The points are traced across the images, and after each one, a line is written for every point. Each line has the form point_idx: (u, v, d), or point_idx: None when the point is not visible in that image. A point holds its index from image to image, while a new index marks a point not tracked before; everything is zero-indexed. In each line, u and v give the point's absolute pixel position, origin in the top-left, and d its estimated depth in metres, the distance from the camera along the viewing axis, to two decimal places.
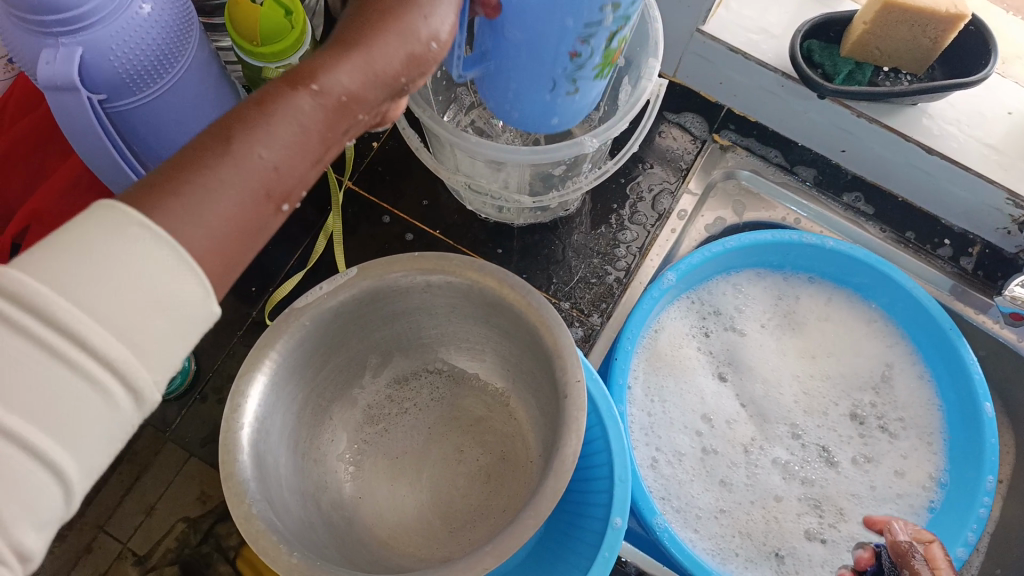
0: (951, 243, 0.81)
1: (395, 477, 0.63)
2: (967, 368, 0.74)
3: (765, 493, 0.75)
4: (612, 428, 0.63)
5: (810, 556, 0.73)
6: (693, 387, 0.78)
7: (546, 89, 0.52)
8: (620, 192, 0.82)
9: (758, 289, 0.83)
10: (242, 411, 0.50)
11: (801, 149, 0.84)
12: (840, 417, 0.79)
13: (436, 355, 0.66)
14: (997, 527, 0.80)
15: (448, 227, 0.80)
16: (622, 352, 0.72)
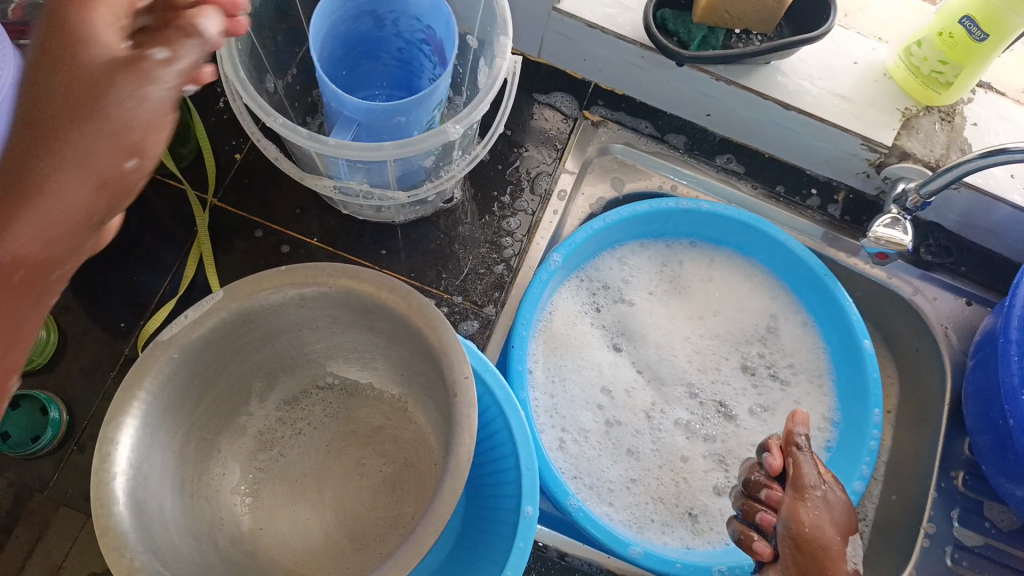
0: (818, 192, 0.85)
1: (296, 501, 0.62)
2: (844, 309, 0.77)
3: (673, 457, 0.77)
4: (513, 417, 0.62)
5: (723, 512, 0.75)
6: (591, 363, 0.79)
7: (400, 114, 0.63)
8: (499, 178, 0.81)
9: (644, 259, 0.84)
10: (113, 460, 0.47)
11: (668, 117, 0.85)
12: (735, 372, 0.81)
13: (324, 370, 0.64)
14: (890, 456, 0.85)
15: (327, 234, 0.77)
16: (517, 338, 0.72)
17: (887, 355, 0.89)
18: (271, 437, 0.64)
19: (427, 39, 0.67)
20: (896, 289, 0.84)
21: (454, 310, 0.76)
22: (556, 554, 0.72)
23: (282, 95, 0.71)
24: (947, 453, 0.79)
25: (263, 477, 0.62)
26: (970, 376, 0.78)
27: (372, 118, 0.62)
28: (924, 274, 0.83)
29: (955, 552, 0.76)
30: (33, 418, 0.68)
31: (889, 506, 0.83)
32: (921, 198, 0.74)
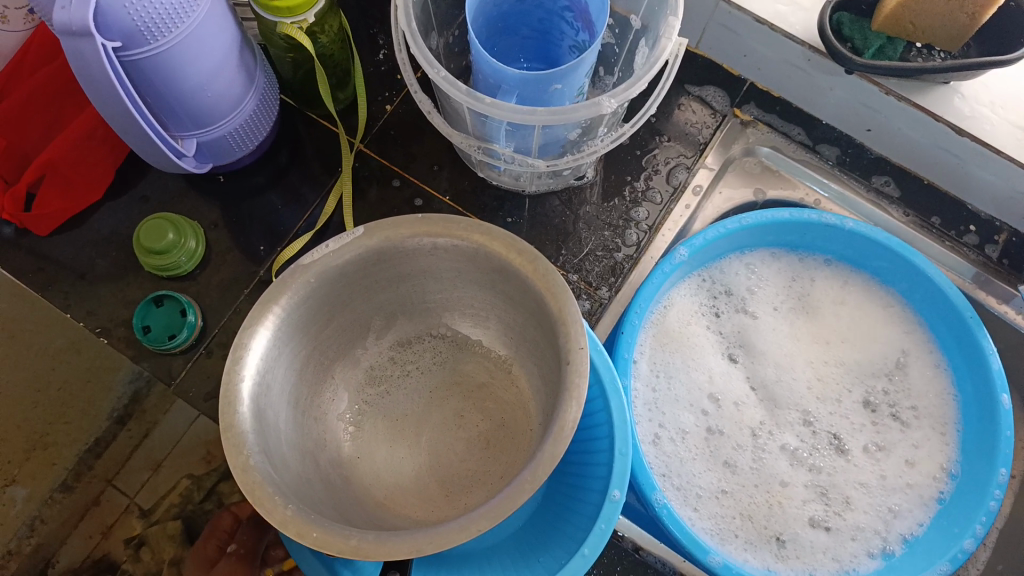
0: (977, 230, 0.79)
1: (394, 442, 0.64)
2: (986, 358, 0.72)
3: (770, 478, 0.74)
4: (614, 402, 0.61)
5: (812, 543, 0.72)
6: (701, 366, 0.77)
7: (546, 82, 0.63)
8: (636, 164, 0.81)
9: (773, 269, 0.81)
10: (243, 365, 0.50)
11: (824, 127, 0.82)
12: (851, 403, 0.77)
13: (442, 320, 0.66)
14: (1008, 523, 0.79)
15: (460, 194, 0.79)
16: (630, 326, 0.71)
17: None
18: (380, 375, 0.66)
19: (571, 6, 0.67)
20: None
21: (568, 288, 0.77)
22: (631, 546, 0.72)
23: (441, 52, 0.72)
24: None
25: (367, 411, 0.64)
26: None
27: (527, 88, 0.64)
28: None
29: None
30: (172, 318, 0.73)
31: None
32: None
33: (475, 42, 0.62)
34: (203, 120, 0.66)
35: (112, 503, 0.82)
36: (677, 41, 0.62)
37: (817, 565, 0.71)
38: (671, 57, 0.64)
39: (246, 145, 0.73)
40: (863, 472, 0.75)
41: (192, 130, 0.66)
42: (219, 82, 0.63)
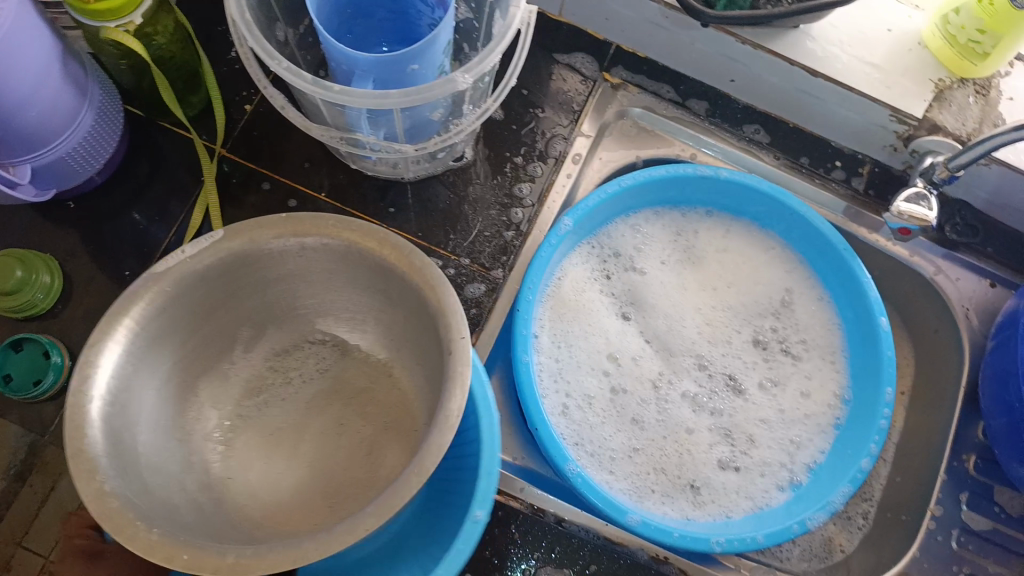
0: (842, 165, 0.83)
1: (270, 453, 0.62)
2: (862, 286, 0.75)
3: (675, 428, 0.76)
4: (477, 375, 0.63)
5: (724, 485, 0.75)
6: (599, 330, 0.78)
7: (403, 64, 0.61)
8: (514, 139, 0.80)
9: (657, 226, 0.83)
10: (92, 383, 0.48)
11: (690, 81, 0.84)
12: (746, 347, 0.80)
13: (316, 327, 0.64)
14: (902, 437, 0.84)
15: (336, 188, 0.77)
16: (524, 303, 0.71)
17: (903, 335, 0.87)
18: (254, 391, 0.63)
19: None
20: (917, 268, 0.82)
21: (461, 272, 0.76)
22: (555, 519, 0.71)
23: (293, 46, 0.69)
24: (960, 437, 0.79)
25: (240, 422, 0.62)
26: (988, 358, 0.77)
27: (382, 70, 0.62)
28: (947, 253, 0.81)
29: (961, 534, 0.77)
30: (35, 362, 0.68)
31: (894, 487, 0.82)
32: (949, 172, 0.72)
33: (322, 31, 0.60)
34: (34, 142, 0.61)
35: (25, 568, 0.68)
36: (525, 9, 0.61)
37: (731, 505, 0.74)
38: (523, 24, 0.64)
39: (89, 165, 0.69)
40: (764, 410, 0.78)
41: (25, 155, 0.62)
42: (43, 99, 0.59)
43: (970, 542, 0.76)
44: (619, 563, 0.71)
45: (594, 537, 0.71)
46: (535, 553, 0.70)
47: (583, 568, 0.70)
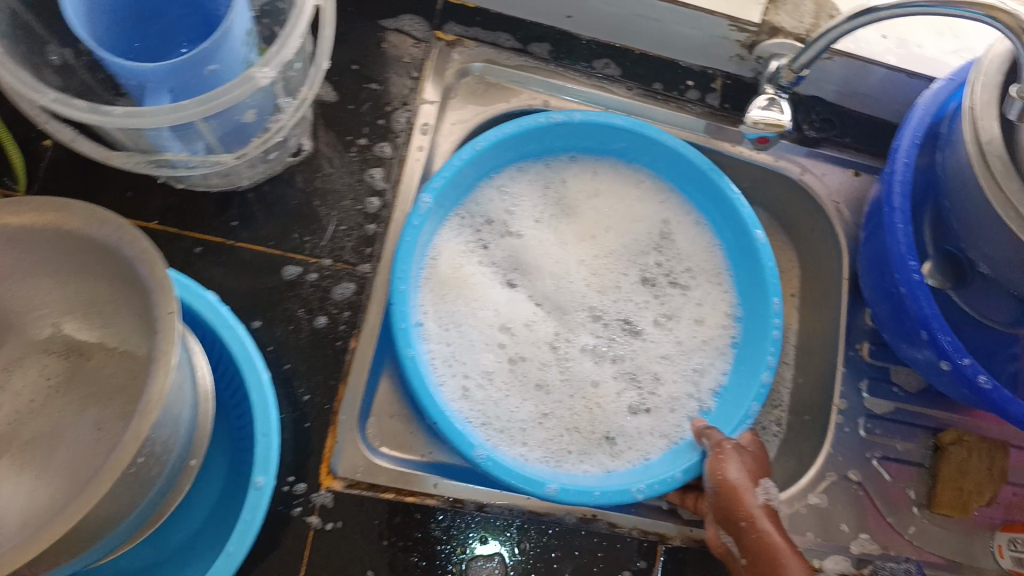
0: (695, 84, 0.81)
1: (15, 473, 0.58)
2: (735, 203, 0.74)
3: (582, 384, 0.75)
4: (251, 375, 0.61)
5: (638, 429, 0.74)
6: (485, 304, 0.75)
7: (195, 66, 0.56)
8: (354, 119, 0.75)
9: (524, 183, 0.79)
10: None
11: (529, 25, 0.79)
12: (635, 287, 0.78)
13: (61, 331, 0.61)
14: (800, 339, 0.85)
15: (166, 213, 0.71)
16: (397, 296, 0.67)
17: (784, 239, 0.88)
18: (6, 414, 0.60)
19: None
20: (784, 171, 0.82)
21: (324, 274, 0.72)
22: (475, 506, 0.70)
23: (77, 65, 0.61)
24: (851, 327, 0.80)
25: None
26: (864, 247, 0.76)
27: (177, 75, 0.56)
28: (810, 151, 0.81)
29: (868, 421, 0.79)
30: None
31: (799, 388, 0.83)
32: (795, 73, 0.71)
33: (95, 47, 0.54)
34: None
35: None
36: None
37: (648, 447, 0.73)
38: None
39: None
40: (664, 345, 0.77)
41: None
42: None
43: (878, 427, 0.78)
44: (548, 532, 0.71)
45: (517, 514, 0.71)
46: (465, 545, 0.69)
47: (514, 548, 0.70)
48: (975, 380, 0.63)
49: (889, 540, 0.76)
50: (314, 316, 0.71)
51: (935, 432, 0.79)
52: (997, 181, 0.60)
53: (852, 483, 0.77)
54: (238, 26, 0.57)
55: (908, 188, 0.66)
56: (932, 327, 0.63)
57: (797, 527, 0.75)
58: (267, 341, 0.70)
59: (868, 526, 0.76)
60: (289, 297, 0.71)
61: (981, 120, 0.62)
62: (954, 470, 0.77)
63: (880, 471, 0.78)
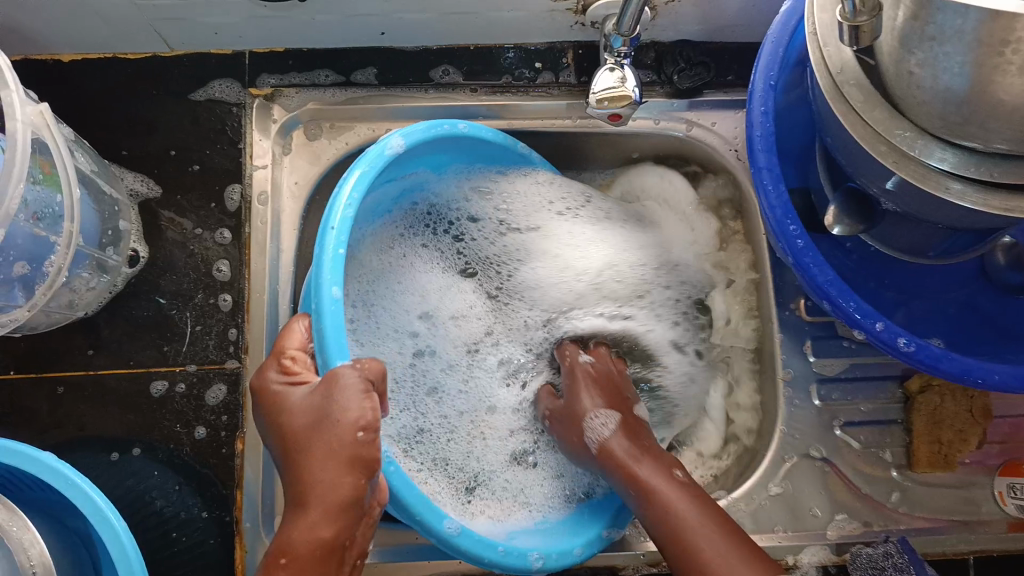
0: (545, 65, 0.73)
1: None
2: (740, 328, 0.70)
3: (474, 405, 0.68)
4: (106, 531, 0.56)
5: (511, 484, 0.66)
6: (416, 287, 0.69)
7: None
8: (186, 209, 0.70)
9: (526, 187, 0.71)
10: None
11: (347, 54, 0.72)
12: (593, 321, 0.71)
13: None
14: None
15: (17, 360, 0.67)
16: (328, 230, 0.51)
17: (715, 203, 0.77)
18: None
19: None
20: (669, 131, 0.73)
21: (192, 382, 0.68)
22: None
23: None
24: (780, 285, 0.71)
25: None
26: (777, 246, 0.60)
27: None
28: (691, 102, 0.72)
29: (821, 387, 0.70)
30: None
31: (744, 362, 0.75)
32: (627, 36, 0.61)
33: None
34: None
35: None
36: (25, 113, 0.51)
37: (514, 508, 0.64)
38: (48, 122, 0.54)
39: None
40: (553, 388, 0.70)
41: None
42: None
43: (833, 391, 0.70)
44: None
45: None
46: None
47: None
48: (896, 343, 0.55)
49: (870, 514, 0.68)
50: (192, 428, 0.67)
51: (900, 381, 0.70)
52: (857, 114, 0.52)
53: (816, 460, 0.69)
54: None
55: (770, 141, 0.57)
56: (831, 295, 0.55)
57: (762, 524, 0.67)
58: (153, 465, 0.67)
59: (843, 505, 0.68)
60: (162, 413, 0.67)
61: (827, 47, 0.53)
62: (929, 421, 0.68)
63: (845, 439, 0.69)
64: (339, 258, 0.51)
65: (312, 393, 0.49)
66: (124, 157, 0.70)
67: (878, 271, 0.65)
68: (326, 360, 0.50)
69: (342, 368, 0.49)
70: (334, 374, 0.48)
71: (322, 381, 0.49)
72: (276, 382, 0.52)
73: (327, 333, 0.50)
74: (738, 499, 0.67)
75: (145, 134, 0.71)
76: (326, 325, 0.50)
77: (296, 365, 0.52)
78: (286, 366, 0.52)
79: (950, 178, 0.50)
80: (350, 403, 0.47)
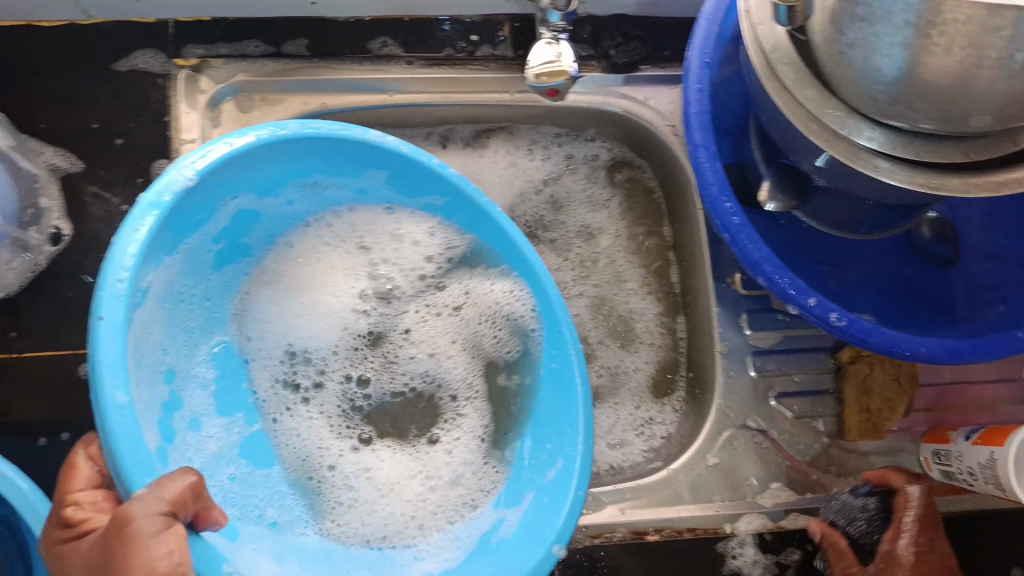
0: (482, 38, 0.70)
1: None
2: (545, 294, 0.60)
3: (356, 485, 0.61)
4: None
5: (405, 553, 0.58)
6: (317, 334, 0.65)
7: None
8: (112, 186, 0.67)
9: (427, 233, 0.66)
10: None
11: (275, 23, 0.69)
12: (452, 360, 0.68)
13: None
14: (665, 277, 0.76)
15: None
16: (97, 322, 0.44)
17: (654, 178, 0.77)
18: None
19: None
20: (604, 107, 0.71)
21: None
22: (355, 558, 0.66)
23: None
24: (718, 260, 0.72)
25: None
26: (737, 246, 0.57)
27: None
28: (628, 77, 0.70)
29: (758, 359, 0.71)
30: None
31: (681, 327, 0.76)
32: (563, 10, 0.61)
33: None
34: None
35: None
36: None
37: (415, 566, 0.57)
38: None
39: None
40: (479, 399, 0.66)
41: None
42: None
43: (770, 363, 0.71)
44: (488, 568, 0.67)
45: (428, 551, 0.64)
46: None
47: None
48: (827, 317, 0.56)
49: (805, 481, 0.70)
50: None
51: (833, 351, 0.72)
52: (789, 93, 0.52)
53: (753, 431, 0.70)
54: None
55: (706, 118, 0.57)
56: (766, 271, 0.56)
57: (700, 494, 0.69)
58: None
59: (777, 473, 0.70)
60: None
61: (760, 24, 0.53)
62: (859, 391, 0.70)
63: (781, 410, 0.71)
64: (118, 351, 0.45)
65: (98, 541, 0.42)
66: (42, 131, 0.67)
67: (813, 245, 0.66)
68: (124, 482, 0.44)
69: (133, 505, 0.41)
70: (124, 513, 0.41)
71: (108, 524, 0.42)
72: (60, 539, 0.45)
73: (119, 451, 0.44)
74: (678, 471, 0.69)
75: (62, 108, 0.67)
76: (110, 437, 0.44)
77: (81, 511, 0.46)
78: (69, 517, 0.46)
79: (879, 156, 0.51)
80: (149, 552, 0.41)
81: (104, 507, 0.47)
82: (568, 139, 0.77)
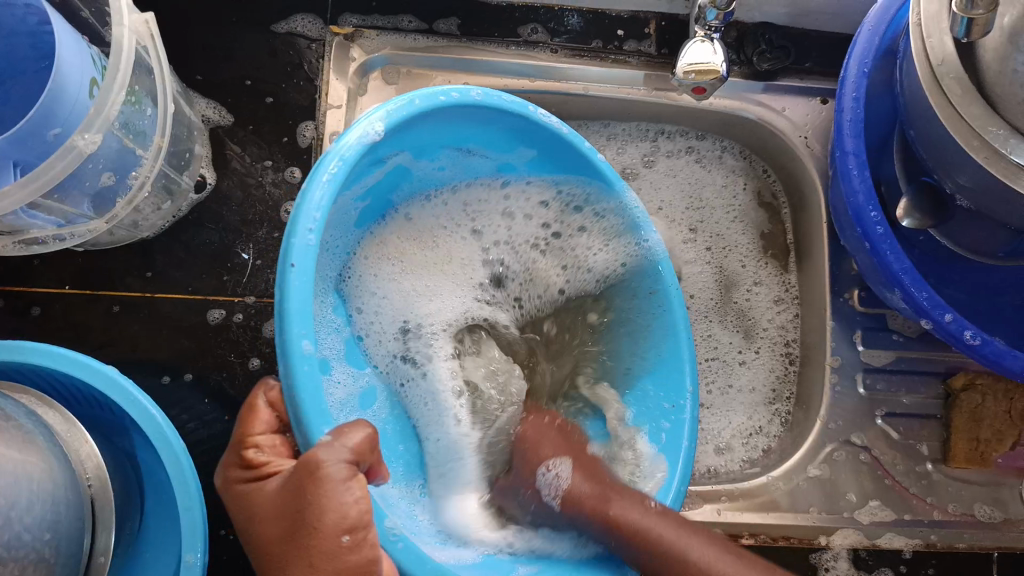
0: (627, 33, 0.73)
1: None
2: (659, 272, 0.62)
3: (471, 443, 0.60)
4: (165, 450, 0.57)
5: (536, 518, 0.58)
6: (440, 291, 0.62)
7: (39, 135, 0.52)
8: (257, 140, 0.69)
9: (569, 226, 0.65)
10: None
11: (429, 1, 0.71)
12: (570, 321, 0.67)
13: None
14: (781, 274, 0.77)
15: (76, 274, 0.67)
16: (287, 268, 0.46)
17: (778, 183, 0.78)
18: None
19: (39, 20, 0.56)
20: (741, 112, 0.73)
21: (250, 314, 0.68)
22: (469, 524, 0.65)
23: None
24: (836, 274, 0.72)
25: None
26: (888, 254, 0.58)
27: (23, 150, 0.53)
28: (767, 85, 0.72)
29: (867, 377, 0.71)
30: None
31: (794, 324, 0.76)
32: (723, 9, 0.63)
33: None
34: None
35: None
36: (130, 21, 0.54)
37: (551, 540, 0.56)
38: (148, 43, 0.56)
39: None
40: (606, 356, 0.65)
41: None
42: None
43: (878, 382, 0.71)
44: None
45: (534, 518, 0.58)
46: None
47: None
48: (961, 335, 0.57)
49: (903, 504, 0.70)
50: (246, 359, 0.67)
51: (943, 377, 0.72)
52: (953, 108, 0.53)
53: (856, 448, 0.70)
54: (81, 95, 0.55)
55: (858, 126, 0.59)
56: (905, 283, 0.57)
57: (798, 505, 0.69)
58: (203, 392, 0.67)
59: (876, 492, 0.70)
60: (218, 341, 0.67)
61: (929, 38, 0.54)
62: (969, 419, 0.70)
63: (886, 429, 0.71)
64: (305, 297, 0.47)
65: (285, 487, 0.43)
66: (198, 82, 0.69)
67: (941, 267, 0.67)
68: (302, 426, 0.46)
69: (320, 452, 0.42)
70: (313, 457, 0.42)
71: (297, 468, 0.42)
72: (242, 479, 0.46)
73: (302, 394, 0.46)
74: (778, 478, 0.69)
75: (220, 61, 0.70)
76: (293, 378, 0.46)
77: (262, 454, 0.47)
78: (251, 459, 0.46)
79: None
80: (338, 496, 0.41)
81: (282, 452, 0.48)
82: (674, 134, 0.77)
